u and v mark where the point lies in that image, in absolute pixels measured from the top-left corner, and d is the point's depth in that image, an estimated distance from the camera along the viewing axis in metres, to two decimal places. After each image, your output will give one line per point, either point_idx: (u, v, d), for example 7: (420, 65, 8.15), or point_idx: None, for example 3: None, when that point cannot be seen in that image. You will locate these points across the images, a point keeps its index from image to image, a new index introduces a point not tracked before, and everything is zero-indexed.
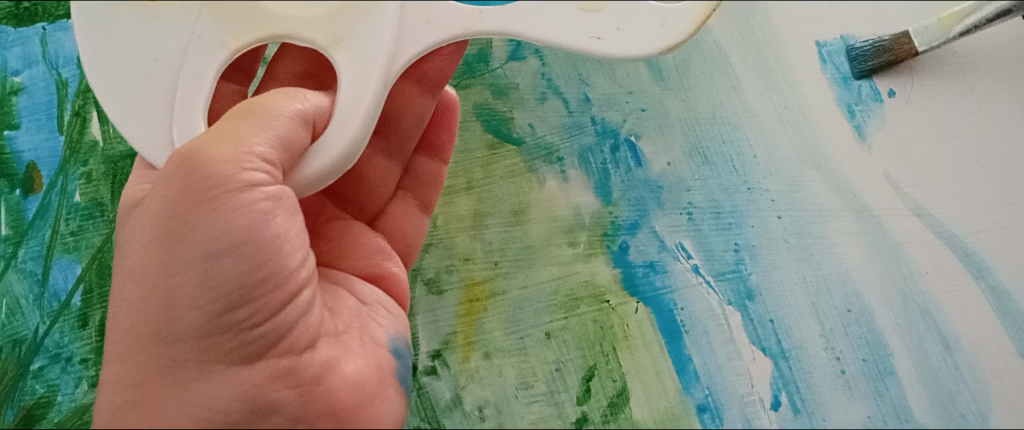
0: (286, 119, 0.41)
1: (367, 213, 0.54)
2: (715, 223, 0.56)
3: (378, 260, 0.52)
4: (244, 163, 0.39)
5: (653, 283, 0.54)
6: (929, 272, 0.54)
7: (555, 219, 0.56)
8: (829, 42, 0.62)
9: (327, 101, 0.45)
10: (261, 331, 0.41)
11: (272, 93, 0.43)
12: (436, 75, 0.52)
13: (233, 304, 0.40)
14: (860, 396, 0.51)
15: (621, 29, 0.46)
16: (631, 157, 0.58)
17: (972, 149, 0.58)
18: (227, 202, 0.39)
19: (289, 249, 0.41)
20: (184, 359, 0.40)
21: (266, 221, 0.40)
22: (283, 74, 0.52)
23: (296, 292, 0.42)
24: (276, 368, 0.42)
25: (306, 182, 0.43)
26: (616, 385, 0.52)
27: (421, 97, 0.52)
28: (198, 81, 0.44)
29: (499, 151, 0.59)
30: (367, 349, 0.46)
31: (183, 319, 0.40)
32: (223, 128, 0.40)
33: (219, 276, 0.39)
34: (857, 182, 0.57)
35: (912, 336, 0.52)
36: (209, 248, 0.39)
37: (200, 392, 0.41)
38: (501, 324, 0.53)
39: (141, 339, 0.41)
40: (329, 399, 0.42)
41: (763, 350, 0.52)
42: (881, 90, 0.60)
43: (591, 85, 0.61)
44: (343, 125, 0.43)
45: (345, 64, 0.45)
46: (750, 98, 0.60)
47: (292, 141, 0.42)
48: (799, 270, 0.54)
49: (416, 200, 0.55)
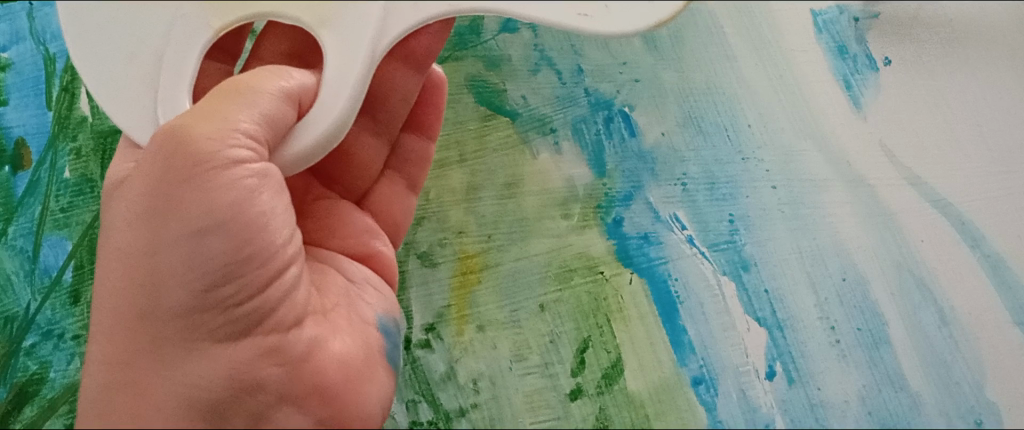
0: (270, 95, 0.41)
1: (353, 193, 0.53)
2: (710, 194, 0.55)
3: (366, 239, 0.51)
4: (227, 140, 0.39)
5: (647, 254, 0.54)
6: (924, 241, 0.54)
7: (549, 192, 0.56)
8: (824, 10, 0.61)
9: (314, 80, 0.44)
10: (246, 309, 0.40)
11: (258, 70, 0.43)
12: (422, 54, 0.50)
13: (217, 281, 0.39)
14: (854, 365, 0.51)
15: (608, 7, 0.44)
16: (624, 127, 0.58)
17: (968, 118, 0.57)
18: (210, 181, 0.38)
19: (274, 227, 0.41)
20: (170, 337, 0.40)
21: (251, 199, 0.39)
22: (269, 54, 0.51)
23: (282, 269, 0.42)
24: (262, 346, 0.41)
25: (291, 160, 0.43)
26: (611, 357, 0.52)
27: (408, 76, 0.51)
28: (183, 62, 0.44)
29: (492, 123, 0.58)
30: (355, 329, 0.45)
31: (167, 297, 0.39)
32: (206, 103, 0.40)
33: (203, 254, 0.39)
34: (854, 153, 0.56)
35: (907, 305, 0.52)
36: (195, 226, 0.38)
37: (188, 370, 0.40)
38: (495, 296, 0.53)
39: (125, 317, 0.40)
40: (316, 377, 0.42)
41: (758, 320, 0.52)
42: (877, 58, 0.59)
43: (584, 57, 0.60)
44: (329, 104, 0.43)
45: (331, 43, 0.44)
46: (744, 68, 0.60)
47: (276, 118, 0.41)
48: (794, 240, 0.54)
49: (403, 177, 0.54)
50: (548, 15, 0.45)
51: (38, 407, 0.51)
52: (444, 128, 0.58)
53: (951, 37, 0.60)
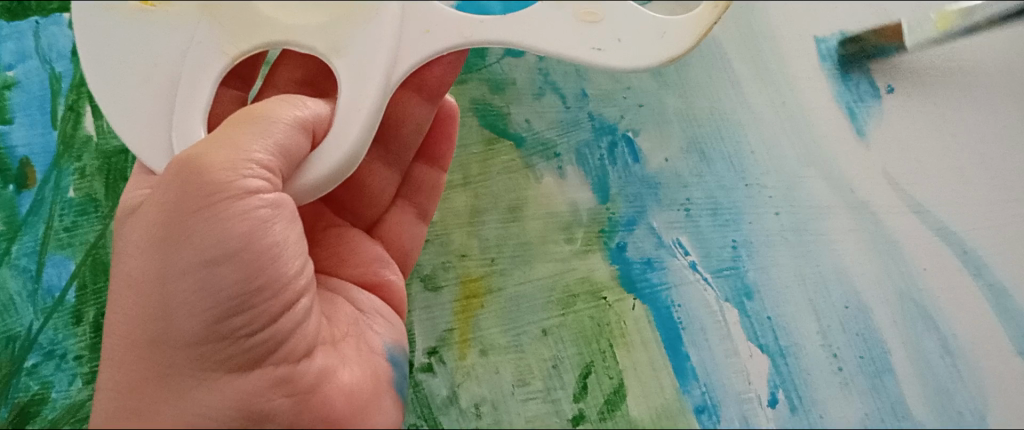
0: (284, 125, 0.41)
1: (364, 221, 0.54)
2: (712, 219, 0.55)
3: (376, 268, 0.52)
4: (243, 170, 0.39)
5: (650, 279, 0.54)
6: (927, 269, 0.54)
7: (553, 215, 0.56)
8: (826, 36, 0.62)
9: (327, 107, 0.44)
10: (257, 338, 0.41)
11: (271, 99, 0.43)
12: (436, 84, 0.51)
13: (229, 311, 0.39)
14: (858, 393, 0.51)
15: (622, 41, 0.45)
16: (627, 152, 0.58)
17: (972, 145, 0.57)
18: (225, 210, 0.38)
19: (285, 258, 0.41)
20: (180, 366, 0.40)
21: (263, 229, 0.39)
22: (281, 80, 0.51)
23: (292, 300, 0.42)
24: (273, 375, 0.41)
25: (303, 189, 0.43)
26: (613, 383, 0.52)
27: (421, 105, 0.52)
28: (197, 88, 0.44)
29: (496, 147, 0.58)
30: (364, 357, 0.46)
31: (179, 327, 0.39)
32: (221, 133, 0.40)
33: (215, 284, 0.39)
34: (856, 180, 0.56)
35: (910, 334, 0.52)
36: (207, 255, 0.38)
37: (199, 400, 0.40)
38: (498, 320, 0.53)
39: (136, 345, 0.40)
40: (326, 408, 0.42)
41: (761, 347, 0.52)
42: (879, 84, 0.60)
43: (588, 81, 0.61)
44: (342, 134, 0.43)
45: (344, 71, 0.44)
46: (748, 93, 0.60)
47: (291, 148, 0.41)
48: (797, 266, 0.54)
49: (413, 207, 0.55)
50: (564, 48, 0.45)
51: (39, 427, 0.51)
52: None
53: (952, 63, 0.60)
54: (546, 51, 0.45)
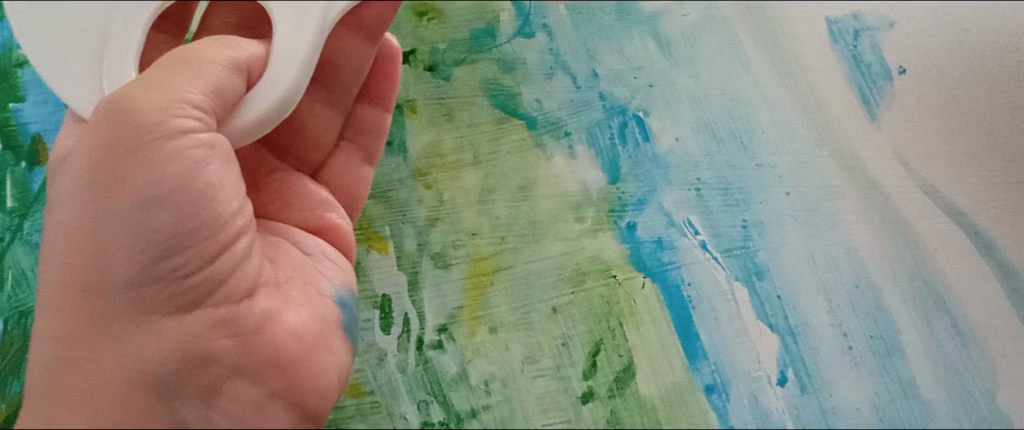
0: (218, 65, 0.40)
1: (309, 165, 0.51)
2: (723, 199, 0.56)
3: (320, 211, 0.50)
4: (173, 111, 0.38)
5: (660, 259, 0.54)
6: (938, 250, 0.53)
7: (563, 195, 0.56)
8: (839, 18, 0.62)
9: (262, 49, 0.43)
10: (195, 280, 0.39)
11: (204, 40, 0.41)
12: (375, 21, 0.47)
13: (164, 253, 0.38)
14: (867, 372, 0.51)
15: None
16: (638, 132, 0.58)
17: (987, 126, 0.57)
18: (156, 151, 0.37)
19: (223, 196, 0.39)
20: (118, 311, 0.39)
21: (199, 170, 0.38)
22: (219, 25, 0.49)
23: (231, 240, 0.40)
24: (213, 319, 0.40)
25: (242, 131, 0.42)
26: (623, 360, 0.52)
27: (362, 46, 0.48)
28: (128, 32, 0.42)
29: (506, 125, 0.58)
30: (311, 300, 0.44)
31: (114, 269, 0.38)
32: (154, 75, 0.39)
33: (149, 224, 0.37)
34: (867, 160, 0.56)
35: (920, 314, 0.52)
36: (139, 197, 0.37)
37: (137, 345, 0.39)
38: (508, 298, 0.53)
39: (72, 293, 0.39)
40: (271, 349, 0.41)
41: (771, 326, 0.52)
42: (891, 66, 0.59)
43: (598, 61, 0.61)
44: (279, 76, 0.42)
45: (280, 16, 0.43)
46: (758, 74, 0.60)
47: (225, 89, 0.40)
48: (807, 246, 0.54)
49: (360, 150, 0.53)
50: None
51: None
52: (458, 131, 0.58)
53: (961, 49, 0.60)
54: None
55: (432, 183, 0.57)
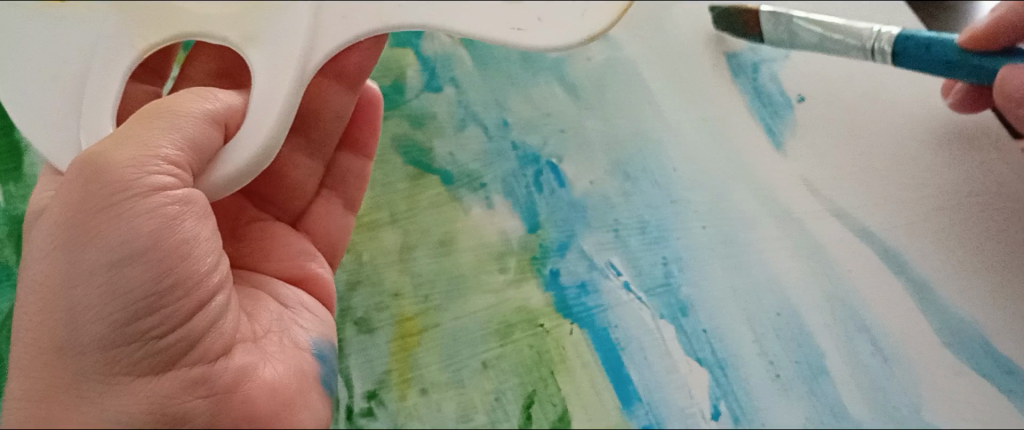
0: (192, 119, 0.42)
1: (290, 214, 0.56)
2: (643, 238, 0.56)
3: (302, 261, 0.53)
4: (148, 167, 0.40)
5: (586, 303, 0.54)
6: (852, 271, 0.55)
7: (485, 245, 0.56)
8: (738, 52, 0.64)
9: (239, 102, 0.46)
10: (171, 339, 0.40)
11: (179, 94, 0.44)
12: (353, 70, 0.54)
13: (141, 312, 0.39)
14: (797, 398, 0.52)
15: (540, 21, 0.50)
16: (553, 178, 0.58)
17: (912, 141, 0.59)
18: (128, 209, 0.39)
19: (196, 255, 0.41)
20: (90, 371, 0.38)
21: (172, 227, 0.40)
22: (198, 73, 0.53)
23: (208, 298, 0.42)
24: (187, 377, 0.40)
25: (217, 184, 0.44)
26: (557, 409, 0.51)
27: (341, 95, 0.54)
28: (107, 85, 0.45)
29: (422, 182, 0.58)
30: (288, 353, 0.45)
31: (86, 331, 0.38)
32: (128, 130, 0.41)
33: (124, 285, 0.38)
34: (778, 189, 0.58)
35: (843, 334, 0.53)
36: (113, 257, 0.38)
37: (105, 406, 0.38)
38: (436, 356, 0.52)
39: (40, 356, 0.38)
40: (246, 406, 0.40)
41: (700, 360, 0.52)
42: (792, 96, 0.62)
43: (508, 110, 0.61)
44: (257, 125, 0.45)
45: (257, 63, 0.47)
46: (668, 112, 0.61)
47: (199, 141, 0.42)
48: (729, 278, 0.55)
49: (339, 197, 0.57)
50: (486, 30, 0.50)
51: None
52: (373, 191, 0.58)
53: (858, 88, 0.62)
54: (468, 33, 0.50)
55: (349, 246, 0.56)
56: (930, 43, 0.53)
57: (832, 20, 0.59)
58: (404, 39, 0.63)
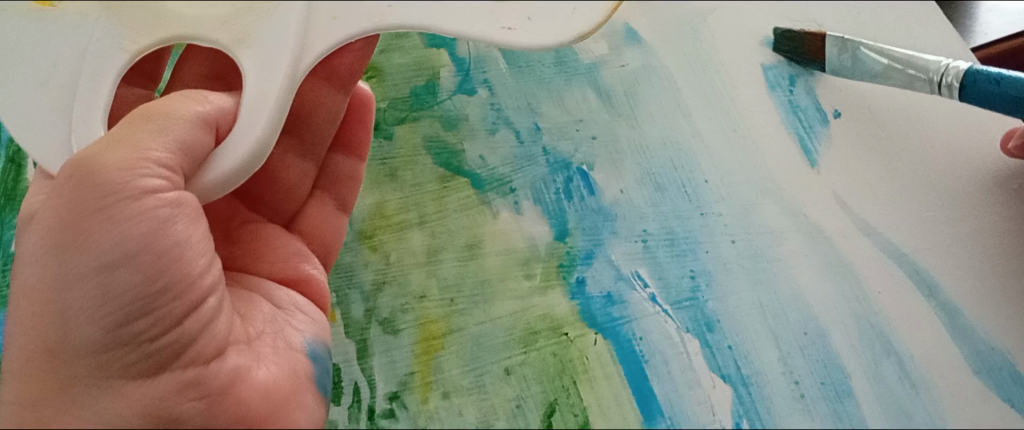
0: (186, 121, 0.42)
1: (283, 215, 0.56)
2: (670, 250, 0.56)
3: (296, 263, 0.53)
4: (139, 170, 0.40)
5: (611, 314, 0.53)
6: (881, 292, 0.54)
7: (511, 252, 0.56)
8: (774, 64, 0.65)
9: (231, 102, 0.45)
10: (162, 342, 0.41)
11: (176, 97, 0.44)
12: (347, 70, 0.54)
13: (132, 315, 0.40)
14: (820, 419, 0.50)
15: (532, 20, 0.47)
16: (583, 185, 0.58)
17: (949, 172, 0.59)
18: (120, 211, 0.40)
19: (188, 257, 0.42)
20: (81, 374, 0.40)
21: (164, 229, 0.41)
22: (190, 77, 0.53)
23: (201, 300, 0.43)
24: (180, 379, 0.42)
25: (211, 186, 0.44)
26: (578, 420, 0.50)
27: (333, 94, 0.55)
28: (99, 86, 0.45)
29: (451, 184, 0.58)
30: (282, 355, 0.46)
31: (78, 333, 0.40)
32: (121, 133, 0.41)
33: (115, 288, 0.39)
34: (806, 205, 0.57)
35: (867, 355, 0.52)
36: (103, 260, 0.39)
37: (97, 409, 0.40)
38: (458, 362, 0.52)
39: (35, 357, 0.40)
40: (239, 408, 0.42)
41: (724, 377, 0.51)
42: (828, 111, 0.62)
43: (541, 115, 0.62)
44: (247, 131, 0.44)
45: (251, 65, 0.46)
46: (697, 122, 0.62)
47: (192, 144, 0.42)
48: (755, 295, 0.54)
49: (332, 198, 0.57)
50: (475, 28, 0.48)
51: None
52: (401, 191, 0.58)
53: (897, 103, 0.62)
54: (461, 33, 0.48)
55: (378, 245, 0.56)
56: (1000, 78, 0.56)
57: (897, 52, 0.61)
58: (438, 42, 0.66)
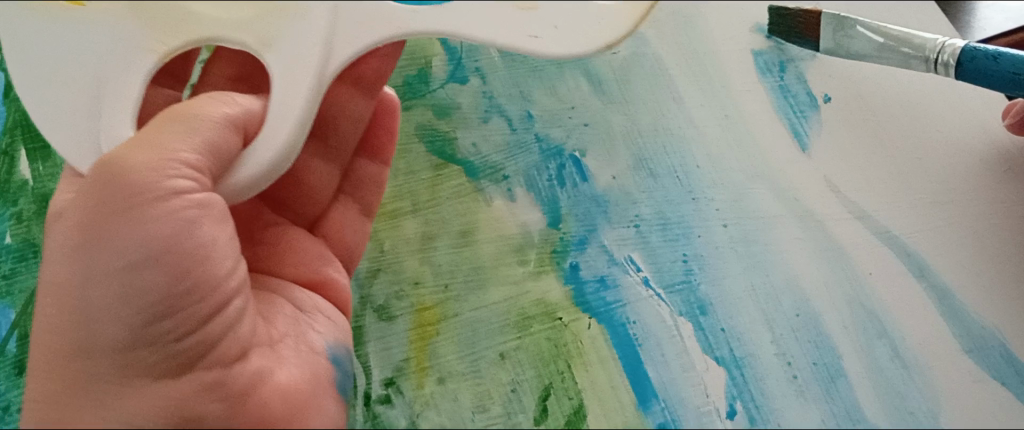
0: (212, 123, 0.43)
1: (305, 218, 0.57)
2: (663, 235, 0.56)
3: (318, 266, 0.54)
4: (167, 170, 0.41)
5: (604, 298, 0.54)
6: (874, 273, 0.54)
7: (505, 238, 0.56)
8: (763, 50, 0.65)
9: (258, 105, 0.47)
10: (188, 342, 0.42)
11: (201, 99, 0.45)
12: (374, 75, 0.56)
13: (158, 316, 0.41)
14: (813, 400, 0.50)
15: (558, 28, 0.48)
16: (576, 172, 0.58)
17: (943, 157, 0.59)
18: (150, 211, 0.40)
19: (215, 260, 0.43)
20: (103, 371, 0.42)
21: (191, 229, 0.41)
22: (217, 80, 0.55)
23: (224, 303, 0.43)
24: (202, 380, 0.43)
25: (234, 189, 0.45)
26: (572, 403, 0.50)
27: (355, 98, 0.56)
28: (128, 84, 0.47)
29: (444, 172, 0.59)
30: (303, 358, 0.48)
31: (103, 332, 0.41)
32: (149, 134, 0.42)
33: (141, 288, 0.40)
34: (800, 189, 0.58)
35: (862, 337, 0.52)
36: (129, 260, 0.40)
37: (121, 405, 0.42)
38: (455, 347, 0.52)
39: (60, 352, 0.42)
40: (258, 411, 0.43)
41: (717, 359, 0.51)
42: (817, 95, 0.63)
43: (532, 102, 0.62)
44: (275, 133, 0.46)
45: (274, 67, 0.47)
46: (690, 108, 0.62)
47: (217, 145, 0.43)
48: (747, 278, 0.54)
49: (355, 203, 0.57)
50: (497, 36, 0.48)
51: None
52: (396, 180, 0.59)
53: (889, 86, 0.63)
54: (481, 40, 0.48)
55: (373, 235, 0.57)
56: (998, 54, 0.54)
57: (899, 30, 0.59)
58: None
